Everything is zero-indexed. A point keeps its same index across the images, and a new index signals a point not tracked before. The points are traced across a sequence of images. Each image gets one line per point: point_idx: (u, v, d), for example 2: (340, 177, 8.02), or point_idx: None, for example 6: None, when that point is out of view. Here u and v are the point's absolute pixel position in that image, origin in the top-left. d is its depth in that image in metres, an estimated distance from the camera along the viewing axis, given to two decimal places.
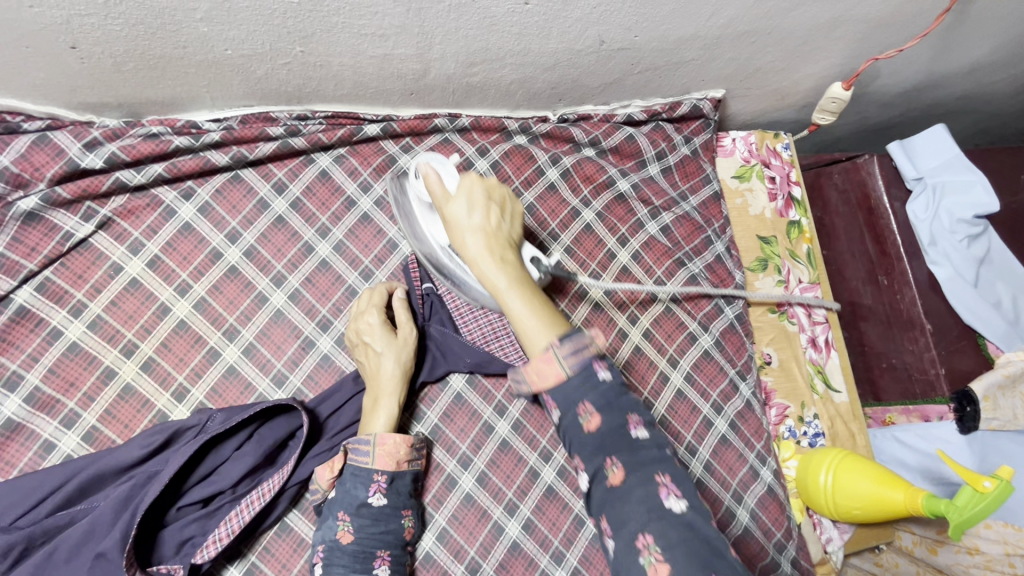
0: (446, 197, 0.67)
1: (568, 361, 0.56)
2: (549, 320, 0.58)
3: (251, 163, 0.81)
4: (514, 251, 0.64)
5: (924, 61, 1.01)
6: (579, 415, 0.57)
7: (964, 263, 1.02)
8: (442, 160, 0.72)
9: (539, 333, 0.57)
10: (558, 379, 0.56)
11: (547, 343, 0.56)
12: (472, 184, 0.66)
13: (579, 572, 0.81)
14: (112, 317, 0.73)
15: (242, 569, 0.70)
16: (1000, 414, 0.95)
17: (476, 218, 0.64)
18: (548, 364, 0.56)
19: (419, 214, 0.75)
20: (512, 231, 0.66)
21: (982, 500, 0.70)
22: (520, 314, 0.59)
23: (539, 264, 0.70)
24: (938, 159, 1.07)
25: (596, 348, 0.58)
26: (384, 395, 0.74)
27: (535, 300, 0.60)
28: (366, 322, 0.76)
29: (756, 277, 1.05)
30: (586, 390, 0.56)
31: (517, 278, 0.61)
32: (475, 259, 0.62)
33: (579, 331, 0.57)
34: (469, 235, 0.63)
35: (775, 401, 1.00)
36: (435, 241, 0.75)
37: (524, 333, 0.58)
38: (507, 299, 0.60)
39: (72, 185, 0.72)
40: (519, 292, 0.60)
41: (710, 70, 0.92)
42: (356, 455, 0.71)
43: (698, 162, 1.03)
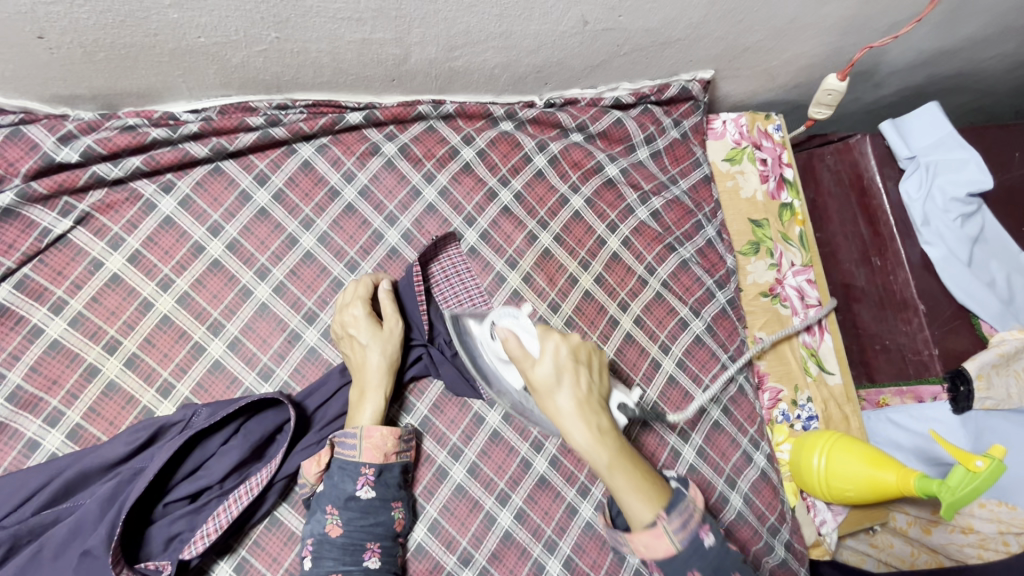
0: (529, 358, 0.60)
1: (678, 534, 0.58)
2: (652, 497, 0.59)
3: (231, 155, 0.79)
4: (608, 415, 0.60)
5: (916, 37, 0.99)
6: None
7: (958, 242, 1.01)
8: (517, 314, 0.65)
9: (644, 510, 0.58)
10: (668, 554, 0.58)
11: (652, 518, 0.58)
12: (557, 346, 0.60)
13: (572, 560, 0.81)
14: (94, 314, 0.72)
15: (232, 563, 0.70)
16: (994, 392, 0.95)
17: (567, 387, 0.59)
18: (659, 539, 0.58)
19: (495, 366, 0.68)
20: (601, 385, 0.63)
21: (975, 479, 0.70)
22: (623, 491, 0.58)
23: (626, 410, 0.65)
24: (931, 137, 1.06)
25: (698, 512, 0.60)
26: (370, 388, 0.73)
27: (636, 473, 0.59)
28: (351, 314, 0.75)
29: (748, 260, 1.04)
30: (693, 560, 0.57)
31: (618, 451, 0.59)
32: (572, 436, 0.59)
33: (682, 497, 0.60)
34: (559, 399, 0.59)
35: (767, 385, 1.00)
36: (512, 386, 0.69)
37: (627, 506, 0.59)
38: (610, 479, 0.58)
39: (47, 179, 0.71)
40: (618, 467, 0.58)
41: (698, 51, 0.90)
42: (344, 448, 0.71)
43: (688, 145, 1.01)
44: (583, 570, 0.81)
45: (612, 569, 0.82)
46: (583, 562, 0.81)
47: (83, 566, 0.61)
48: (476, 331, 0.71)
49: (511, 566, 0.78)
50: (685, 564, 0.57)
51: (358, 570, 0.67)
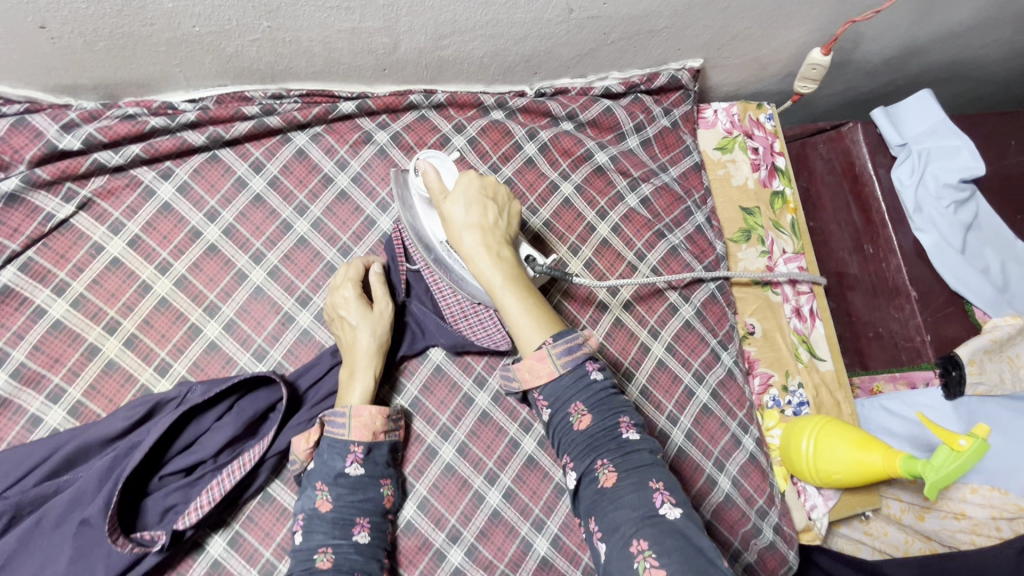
0: (445, 194, 0.70)
1: (561, 359, 0.61)
2: (540, 318, 0.64)
3: (227, 143, 0.82)
4: (509, 247, 0.69)
5: (907, 24, 0.99)
6: (570, 414, 0.61)
7: (950, 229, 1.01)
8: (442, 158, 0.73)
9: (533, 332, 0.63)
10: (551, 376, 0.62)
11: (538, 342, 0.63)
12: (469, 183, 0.70)
13: (559, 539, 0.82)
14: (95, 295, 0.75)
15: (226, 537, 0.72)
16: (986, 377, 0.95)
17: (472, 215, 0.68)
18: (543, 361, 0.62)
19: (420, 209, 0.75)
20: (508, 227, 0.71)
21: (959, 458, 0.70)
22: (512, 309, 0.65)
23: (533, 264, 0.75)
24: (923, 125, 1.06)
25: (589, 348, 0.63)
26: (360, 368, 0.75)
27: (528, 296, 0.65)
28: (341, 296, 0.77)
29: (739, 248, 1.05)
30: (577, 390, 0.61)
31: (512, 275, 0.66)
32: (473, 257, 0.67)
33: (573, 328, 0.63)
34: (465, 233, 0.67)
35: (758, 370, 1.00)
36: (434, 237, 0.75)
37: (519, 333, 0.64)
38: (501, 297, 0.65)
39: (50, 166, 0.74)
40: (511, 288, 0.65)
41: (685, 39, 0.91)
42: (333, 426, 0.73)
43: (678, 134, 1.02)
44: (570, 549, 0.82)
45: None
46: (570, 541, 0.82)
47: (82, 534, 0.64)
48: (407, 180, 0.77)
49: (498, 543, 0.80)
50: (568, 393, 0.61)
51: (348, 546, 0.68)
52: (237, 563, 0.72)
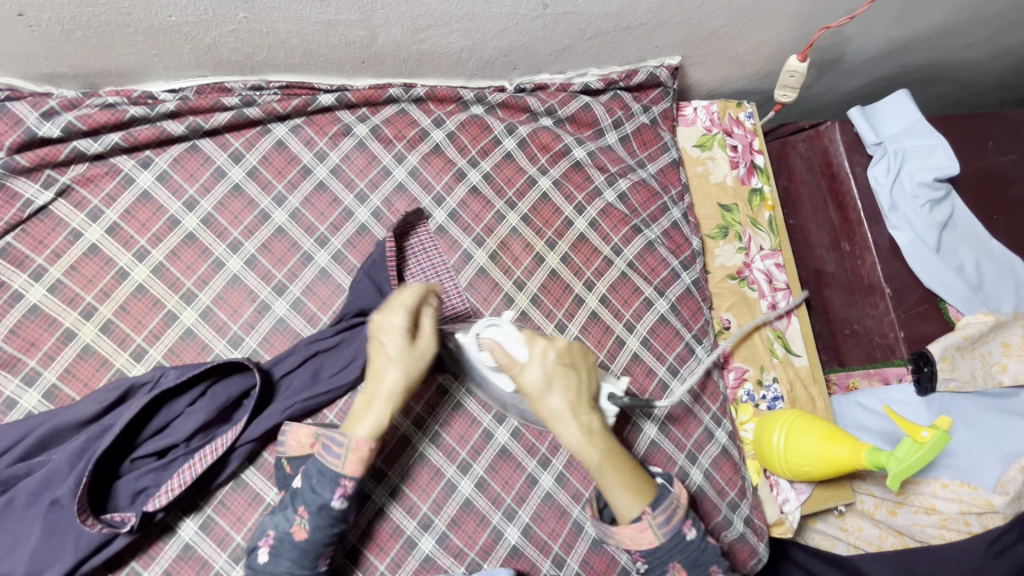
0: (517, 365, 0.69)
1: (660, 529, 0.69)
2: (638, 491, 0.69)
3: (207, 134, 0.83)
4: (595, 413, 0.71)
5: (883, 24, 1.01)
6: (668, 569, 0.70)
7: (925, 227, 1.02)
8: (502, 325, 0.72)
9: (631, 504, 0.69)
10: (652, 544, 0.69)
11: (637, 515, 0.68)
12: (545, 352, 0.69)
13: (531, 528, 0.82)
14: (72, 281, 0.76)
15: (197, 521, 0.73)
16: (958, 373, 0.96)
17: (557, 391, 0.69)
18: (642, 531, 0.68)
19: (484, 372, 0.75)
20: (590, 385, 0.72)
21: (921, 448, 0.71)
22: (613, 485, 0.69)
23: (615, 399, 0.76)
24: (899, 125, 1.07)
25: (682, 509, 0.70)
26: (375, 402, 0.69)
27: (625, 474, 0.69)
28: (391, 319, 0.71)
29: (716, 244, 1.06)
30: (674, 552, 0.69)
31: (608, 450, 0.69)
32: (561, 429, 0.69)
33: (666, 495, 0.70)
34: (554, 400, 0.69)
35: (733, 365, 1.01)
36: (503, 389, 0.75)
37: (617, 502, 0.69)
38: (601, 477, 0.69)
39: (31, 153, 0.75)
40: (609, 467, 0.69)
41: (661, 36, 0.93)
42: (327, 453, 0.68)
43: (656, 130, 1.03)
44: (541, 539, 0.82)
45: (570, 539, 0.83)
46: (542, 531, 0.83)
47: (53, 514, 0.64)
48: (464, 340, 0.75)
49: (469, 532, 0.80)
50: (665, 554, 0.69)
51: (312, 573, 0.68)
52: (208, 547, 0.72)
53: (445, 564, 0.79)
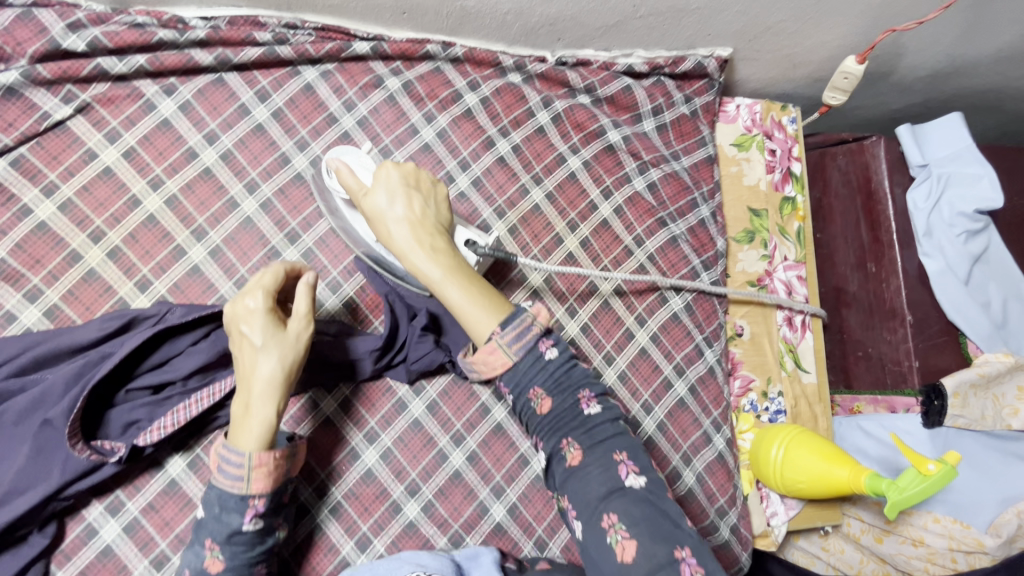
0: (365, 192, 0.68)
1: (511, 347, 0.60)
2: (488, 305, 0.62)
3: (235, 68, 0.80)
4: (443, 238, 0.66)
5: (947, 41, 0.95)
6: (531, 398, 0.61)
7: (957, 258, 0.99)
8: (355, 154, 0.74)
9: (482, 321, 0.61)
10: (505, 367, 0.60)
11: (490, 331, 0.61)
12: (387, 174, 0.68)
13: (516, 508, 0.82)
14: (83, 203, 0.74)
15: (185, 459, 0.72)
16: (968, 411, 0.94)
17: (399, 208, 0.66)
18: (492, 352, 0.60)
19: (344, 210, 0.75)
20: (439, 214, 0.69)
21: (925, 481, 0.70)
22: (461, 302, 0.62)
23: (473, 247, 0.73)
24: (947, 149, 1.03)
25: (539, 327, 0.61)
26: (262, 401, 0.60)
27: (472, 287, 0.63)
28: (245, 306, 0.63)
29: (741, 248, 1.03)
30: (532, 373, 0.60)
31: (451, 267, 0.64)
32: (405, 251, 0.65)
33: (521, 312, 0.60)
34: (393, 226, 0.65)
35: (740, 372, 0.99)
36: (366, 237, 0.76)
37: (467, 320, 0.62)
38: (443, 290, 0.63)
39: (52, 64, 0.72)
40: (451, 280, 0.63)
41: (717, 24, 0.88)
42: (222, 476, 0.59)
43: (696, 123, 1.00)
44: (526, 520, 0.82)
45: (554, 523, 0.83)
46: (527, 512, 0.82)
47: (43, 434, 0.64)
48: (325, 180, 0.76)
49: (455, 504, 0.80)
50: (526, 378, 0.60)
51: None
52: (193, 485, 0.72)
53: (428, 532, 0.78)
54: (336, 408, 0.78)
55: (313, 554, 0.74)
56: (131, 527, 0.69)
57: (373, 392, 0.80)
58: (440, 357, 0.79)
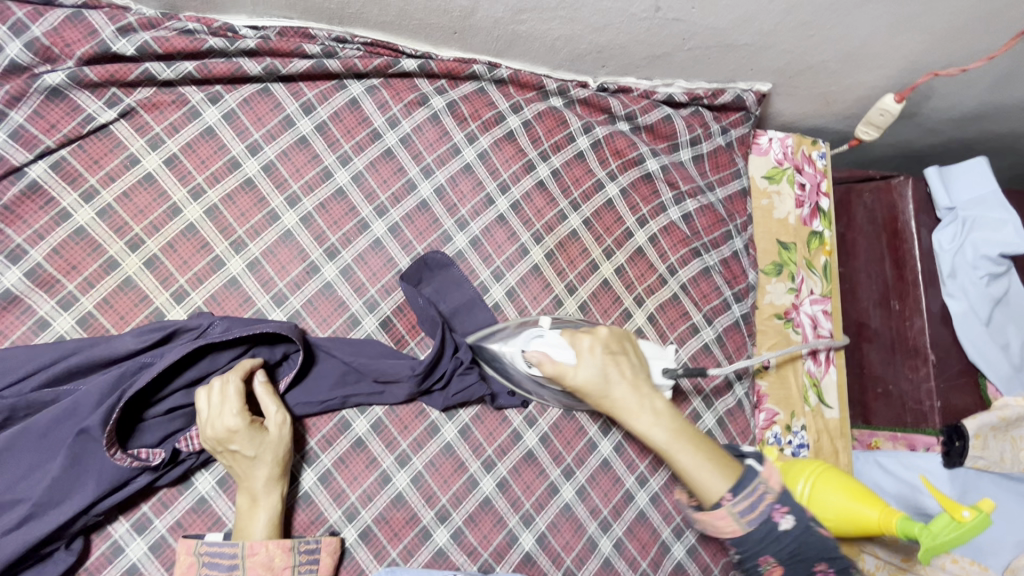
0: (566, 368, 0.65)
1: (744, 518, 0.58)
2: (723, 470, 0.60)
3: (282, 79, 0.79)
4: (662, 397, 0.64)
5: (980, 88, 0.97)
6: (760, 564, 0.60)
7: (980, 300, 1.01)
8: (529, 334, 0.73)
9: (718, 483, 0.59)
10: (734, 533, 0.58)
11: (720, 496, 0.58)
12: (590, 343, 0.66)
13: (545, 537, 0.81)
14: (123, 209, 0.72)
15: (215, 475, 0.71)
16: (988, 454, 0.95)
17: (608, 377, 0.64)
18: (721, 517, 0.59)
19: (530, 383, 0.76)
20: (642, 369, 0.68)
21: (958, 528, 0.70)
22: (690, 466, 0.60)
23: (670, 372, 0.73)
24: (974, 191, 1.04)
25: (771, 492, 0.59)
26: (265, 499, 0.67)
27: (710, 453, 0.61)
28: (224, 427, 0.64)
29: (769, 281, 1.04)
30: (765, 545, 0.58)
31: (678, 428, 0.62)
32: (630, 415, 0.63)
33: (754, 475, 0.59)
34: (618, 391, 0.64)
35: (765, 406, 1.00)
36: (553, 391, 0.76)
37: (701, 486, 0.59)
38: (675, 457, 0.61)
39: (100, 68, 0.71)
40: (678, 445, 0.61)
41: (760, 60, 0.89)
42: (214, 571, 0.64)
43: (731, 155, 1.01)
44: (554, 549, 0.81)
45: (583, 554, 0.82)
46: (556, 542, 0.81)
47: (79, 444, 0.62)
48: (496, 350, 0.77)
49: (485, 531, 0.78)
50: (756, 548, 0.59)
51: None
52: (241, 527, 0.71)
53: (458, 560, 0.77)
54: (369, 428, 0.77)
55: None
56: (157, 546, 0.67)
57: (405, 415, 0.79)
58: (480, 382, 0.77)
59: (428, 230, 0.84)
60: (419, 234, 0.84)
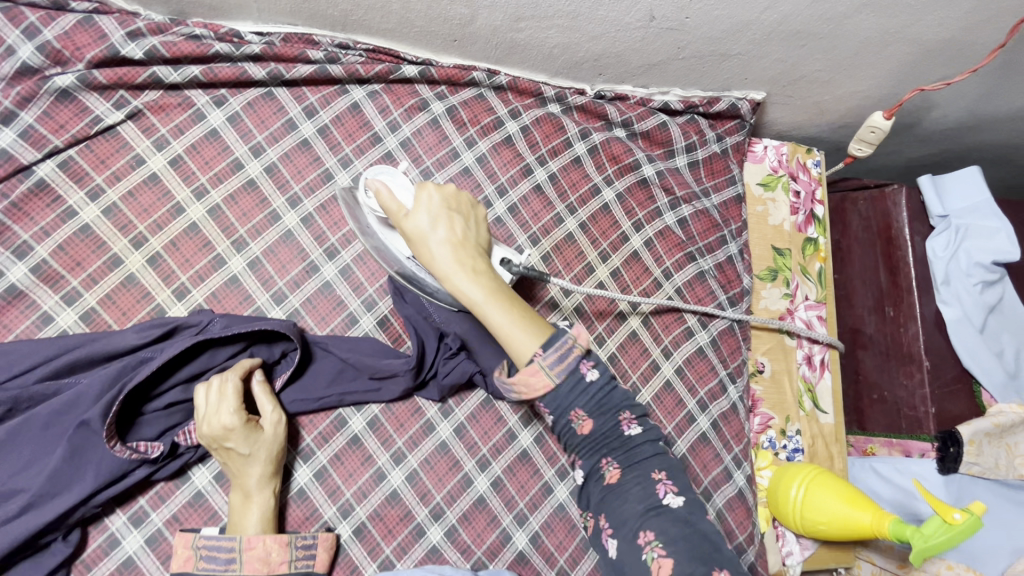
0: (403, 212, 0.64)
1: (554, 371, 0.56)
2: (532, 327, 0.58)
3: (285, 83, 0.81)
4: (484, 259, 0.62)
5: (972, 98, 0.98)
6: (573, 421, 0.59)
7: (974, 307, 1.02)
8: (392, 174, 0.69)
9: (525, 340, 0.57)
10: (545, 390, 0.57)
11: (531, 352, 0.57)
12: (430, 197, 0.63)
13: (538, 537, 0.81)
14: (127, 207, 0.74)
15: (212, 470, 0.71)
16: (982, 459, 0.96)
17: (440, 230, 0.62)
18: (535, 374, 0.56)
19: (379, 230, 0.72)
20: (479, 236, 0.65)
21: (950, 531, 0.71)
22: (504, 323, 0.58)
23: (510, 266, 0.69)
24: (967, 200, 1.06)
25: (580, 349, 0.57)
26: (259, 495, 0.68)
27: (516, 308, 0.59)
28: (221, 424, 0.66)
29: (764, 286, 1.05)
30: (576, 396, 0.58)
31: (492, 287, 0.60)
32: (446, 273, 0.61)
33: (561, 333, 0.57)
34: (435, 244, 0.61)
35: (760, 410, 1.00)
36: (400, 254, 0.72)
37: (510, 342, 0.58)
38: (485, 311, 0.59)
39: (109, 71, 0.73)
40: (494, 301, 0.59)
41: (755, 69, 0.91)
42: (212, 565, 0.65)
43: (726, 162, 1.02)
44: (548, 549, 0.81)
45: (576, 554, 0.82)
46: (549, 542, 0.81)
47: (79, 436, 0.63)
48: (361, 203, 0.73)
49: (478, 530, 0.79)
50: (567, 401, 0.58)
51: None
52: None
53: (451, 558, 0.77)
54: (365, 425, 0.78)
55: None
56: (154, 539, 0.68)
57: (402, 412, 0.80)
58: (471, 369, 0.79)
59: None
60: None
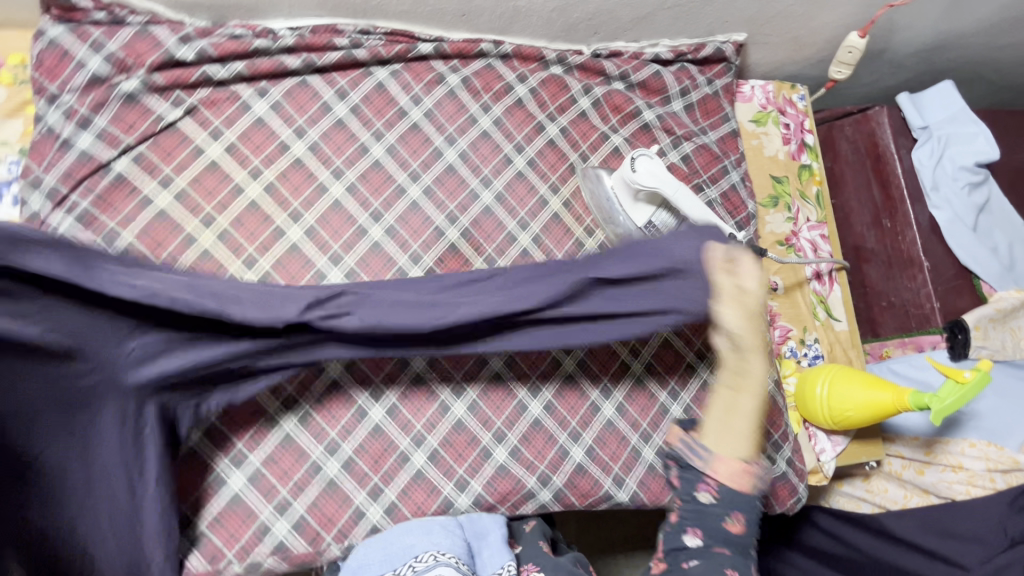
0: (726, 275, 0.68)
1: (757, 480, 0.66)
2: (755, 443, 0.66)
3: (318, 70, 0.90)
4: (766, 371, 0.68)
5: (932, 18, 1.08)
6: (729, 518, 0.66)
7: (963, 207, 1.10)
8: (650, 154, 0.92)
9: (747, 446, 0.66)
10: (741, 489, 0.66)
11: (743, 459, 0.66)
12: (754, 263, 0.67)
13: (594, 449, 0.89)
14: (195, 192, 0.83)
15: (297, 416, 0.79)
16: (989, 343, 1.03)
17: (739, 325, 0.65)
18: (724, 464, 0.66)
19: (625, 202, 0.94)
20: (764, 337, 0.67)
21: (962, 388, 0.79)
22: (739, 424, 0.66)
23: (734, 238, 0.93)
24: (945, 111, 1.15)
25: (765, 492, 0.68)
26: None
27: (753, 422, 0.66)
28: None
29: (768, 212, 1.13)
30: (746, 504, 0.66)
31: (757, 400, 0.65)
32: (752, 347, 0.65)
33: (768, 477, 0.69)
34: (732, 317, 0.65)
35: (779, 323, 1.08)
36: (635, 223, 0.94)
37: (734, 439, 0.66)
38: (735, 398, 0.66)
39: (166, 73, 0.83)
40: (739, 402, 0.66)
41: (733, 11, 1.01)
42: None
43: (718, 102, 1.11)
44: (603, 460, 0.89)
45: (629, 462, 0.91)
46: (603, 453, 0.90)
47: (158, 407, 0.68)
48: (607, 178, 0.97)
49: (539, 448, 0.87)
50: (738, 501, 0.66)
51: None
52: (349, 484, 0.79)
53: (518, 473, 0.85)
54: (425, 366, 0.84)
55: (418, 495, 0.82)
56: (255, 477, 0.76)
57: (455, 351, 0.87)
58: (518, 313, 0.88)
59: (457, 190, 0.94)
60: (450, 194, 0.94)
